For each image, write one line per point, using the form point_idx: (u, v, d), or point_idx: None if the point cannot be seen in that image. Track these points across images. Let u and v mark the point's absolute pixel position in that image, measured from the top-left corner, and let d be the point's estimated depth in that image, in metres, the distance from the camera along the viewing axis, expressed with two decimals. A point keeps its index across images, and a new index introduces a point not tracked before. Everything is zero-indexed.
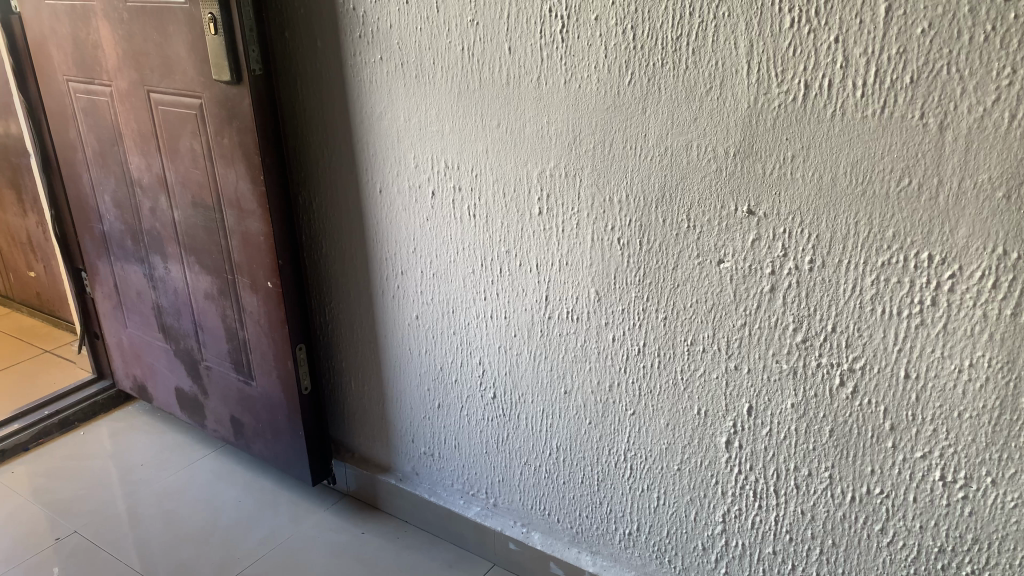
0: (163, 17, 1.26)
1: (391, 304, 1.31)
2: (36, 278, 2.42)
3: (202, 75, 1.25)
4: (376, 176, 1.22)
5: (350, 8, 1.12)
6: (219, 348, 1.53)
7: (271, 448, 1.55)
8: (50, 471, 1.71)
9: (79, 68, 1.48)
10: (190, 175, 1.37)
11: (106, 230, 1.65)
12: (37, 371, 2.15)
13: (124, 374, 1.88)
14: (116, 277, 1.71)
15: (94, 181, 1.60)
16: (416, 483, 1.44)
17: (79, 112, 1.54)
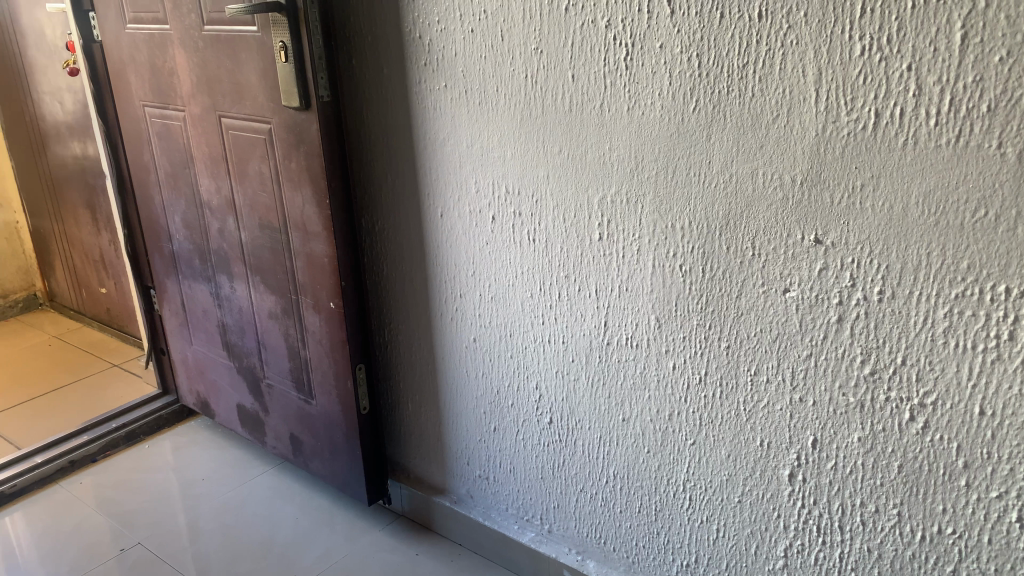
0: (236, 45, 1.30)
1: (449, 327, 1.32)
2: (107, 294, 2.51)
3: (271, 101, 1.29)
4: (437, 201, 1.23)
5: (416, 36, 1.15)
6: (281, 366, 1.56)
7: (328, 467, 1.56)
8: (117, 482, 1.76)
9: (155, 94, 1.54)
10: (257, 198, 1.41)
11: (175, 249, 1.70)
12: (106, 384, 2.22)
13: (188, 389, 1.93)
14: (183, 296, 1.76)
15: (165, 202, 1.66)
16: (471, 507, 1.44)
17: (154, 136, 1.60)
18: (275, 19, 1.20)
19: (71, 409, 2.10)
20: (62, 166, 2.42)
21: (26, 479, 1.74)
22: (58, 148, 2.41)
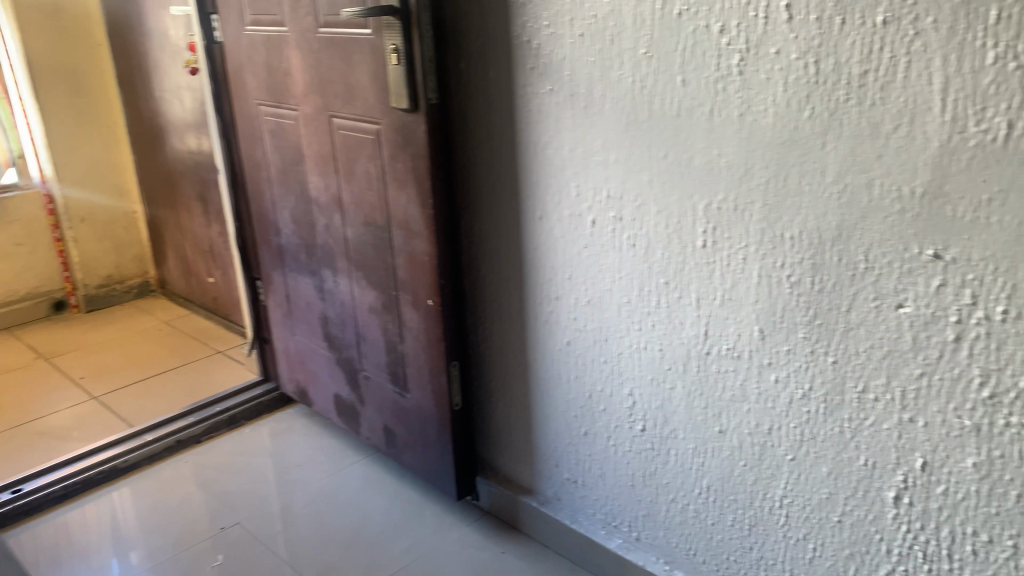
0: (350, 48, 1.35)
1: (544, 329, 1.33)
2: (215, 283, 2.63)
3: (381, 102, 1.32)
4: (537, 203, 1.24)
5: (525, 40, 1.16)
6: (378, 359, 1.60)
7: (419, 460, 1.60)
8: (218, 464, 1.84)
9: (270, 94, 1.60)
10: (363, 195, 1.46)
11: (283, 243, 1.77)
12: (211, 369, 2.33)
13: (287, 378, 2.00)
14: (288, 288, 1.83)
15: (275, 197, 1.73)
16: (559, 509, 1.45)
17: (267, 133, 1.67)
18: (388, 22, 1.24)
19: (179, 391, 2.21)
20: (179, 160, 2.55)
21: (136, 456, 1.84)
22: (176, 143, 2.54)
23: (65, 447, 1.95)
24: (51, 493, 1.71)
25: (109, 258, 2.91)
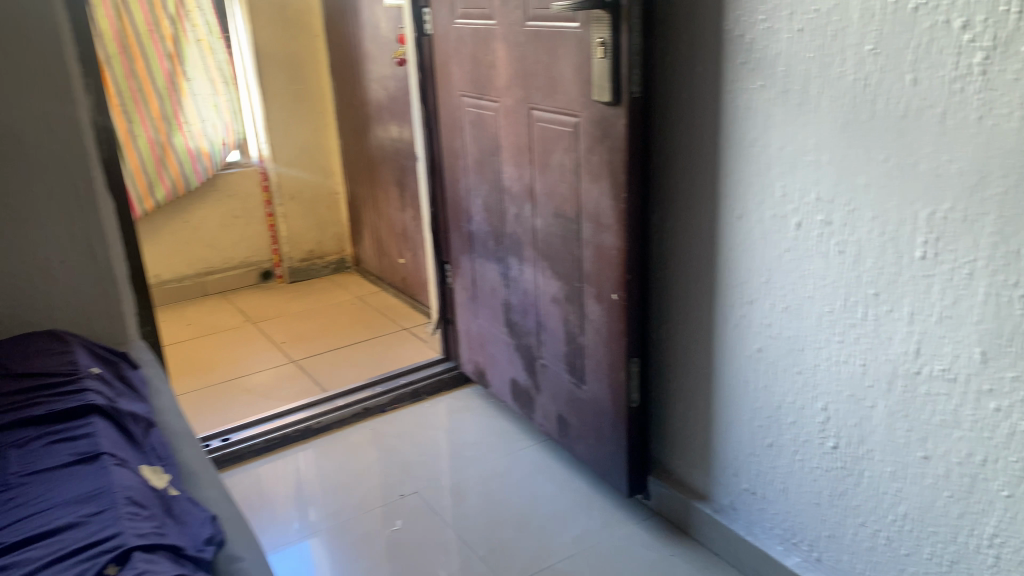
0: (556, 41, 1.37)
1: (733, 333, 1.29)
2: (405, 264, 2.77)
3: (582, 96, 1.34)
4: (737, 203, 1.21)
5: (737, 35, 1.13)
6: (558, 349, 1.62)
7: (592, 453, 1.61)
8: (400, 434, 1.94)
9: (473, 85, 1.66)
10: (556, 187, 1.48)
11: (473, 229, 1.83)
12: (397, 344, 2.45)
13: (467, 359, 2.07)
14: (475, 272, 1.89)
15: (469, 184, 1.79)
16: (733, 518, 1.41)
17: (467, 123, 1.73)
18: (597, 16, 1.25)
19: (367, 362, 2.35)
20: (380, 146, 2.70)
21: (328, 419, 1.98)
22: (378, 130, 2.69)
23: (267, 404, 2.14)
24: (254, 446, 1.88)
25: (312, 234, 3.14)
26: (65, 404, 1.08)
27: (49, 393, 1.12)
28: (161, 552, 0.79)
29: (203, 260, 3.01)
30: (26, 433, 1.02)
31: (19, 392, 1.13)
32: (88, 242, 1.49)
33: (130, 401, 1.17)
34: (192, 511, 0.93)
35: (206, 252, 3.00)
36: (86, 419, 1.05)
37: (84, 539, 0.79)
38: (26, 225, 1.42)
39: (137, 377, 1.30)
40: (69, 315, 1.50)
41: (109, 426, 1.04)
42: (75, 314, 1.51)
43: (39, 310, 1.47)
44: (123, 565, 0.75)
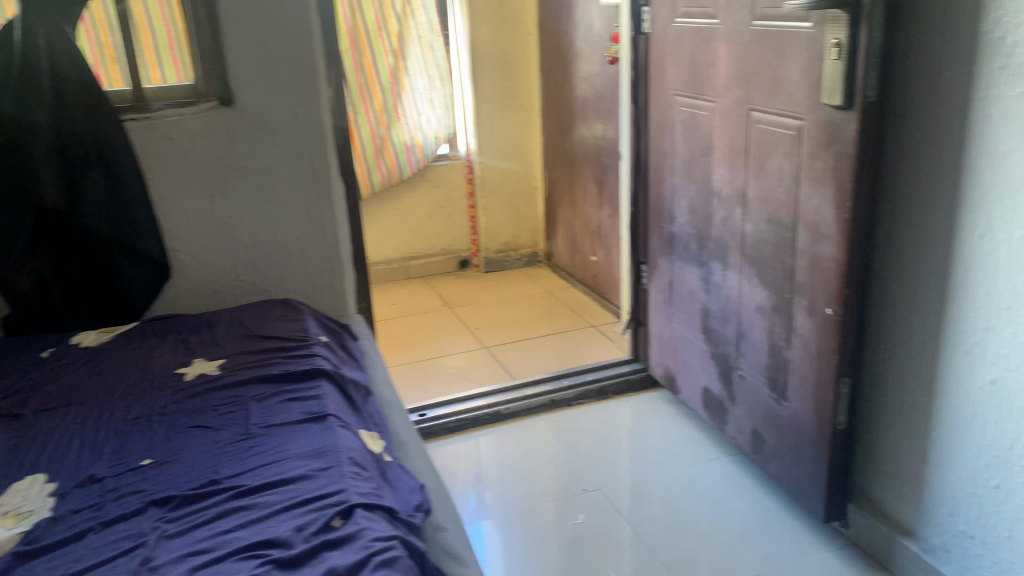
0: (785, 41, 1.32)
1: (963, 360, 1.19)
2: (598, 262, 2.78)
3: (809, 98, 1.28)
4: (980, 220, 1.11)
5: (998, 36, 1.04)
6: (758, 360, 1.57)
7: (787, 471, 1.54)
8: (586, 429, 1.96)
9: (689, 84, 1.64)
10: (771, 192, 1.43)
11: (676, 230, 1.81)
12: (585, 340, 2.47)
13: (658, 361, 2.05)
14: (674, 274, 1.87)
15: (676, 185, 1.77)
16: (944, 561, 1.30)
17: (679, 123, 1.71)
18: (835, 15, 1.19)
19: (556, 355, 2.39)
20: (583, 143, 2.73)
21: (517, 406, 2.04)
22: (583, 127, 2.72)
23: (459, 386, 2.23)
24: (447, 424, 1.98)
25: (508, 227, 3.23)
26: (298, 367, 1.19)
27: (284, 356, 1.24)
28: (379, 512, 0.85)
29: (407, 244, 3.20)
30: (264, 390, 1.14)
31: (260, 353, 1.26)
32: (319, 222, 1.62)
33: (350, 370, 1.27)
34: (404, 478, 0.99)
35: (411, 237, 3.19)
36: (315, 382, 1.15)
37: (315, 491, 0.87)
38: (271, 204, 1.58)
39: (355, 348, 1.41)
40: (298, 287, 1.65)
41: (334, 391, 1.14)
42: (304, 287, 1.66)
43: (275, 281, 1.63)
44: (347, 519, 0.82)
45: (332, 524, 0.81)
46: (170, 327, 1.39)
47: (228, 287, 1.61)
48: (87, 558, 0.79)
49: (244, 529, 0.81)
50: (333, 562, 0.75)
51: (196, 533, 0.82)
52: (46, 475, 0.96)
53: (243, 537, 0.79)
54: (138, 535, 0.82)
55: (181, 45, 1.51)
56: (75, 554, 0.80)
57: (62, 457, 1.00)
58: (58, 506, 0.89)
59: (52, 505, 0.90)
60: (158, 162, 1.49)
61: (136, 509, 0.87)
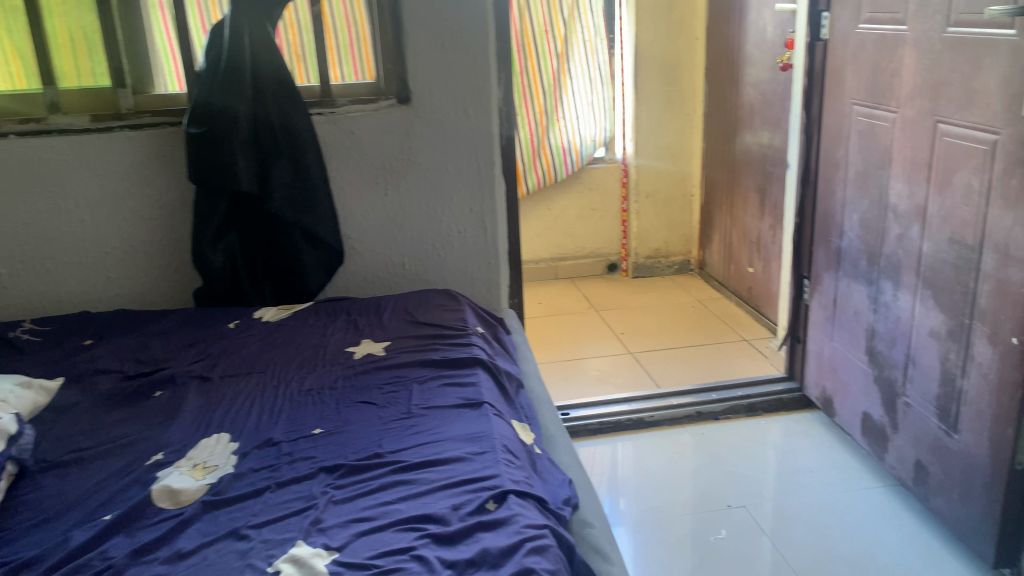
0: (983, 49, 1.25)
1: None
2: (753, 274, 2.70)
3: (1008, 110, 1.20)
4: None
5: None
6: (927, 388, 1.48)
7: (953, 509, 1.44)
8: (731, 444, 1.91)
9: (869, 93, 1.57)
10: (956, 211, 1.34)
11: (843, 245, 1.73)
12: (734, 353, 2.41)
13: (814, 382, 1.97)
14: (838, 291, 1.79)
15: (847, 199, 1.69)
16: None
17: (854, 133, 1.64)
18: None
19: (703, 366, 2.34)
20: (746, 152, 2.67)
21: (661, 415, 2.02)
22: (747, 135, 2.65)
23: (603, 389, 2.23)
24: (588, 425, 1.99)
25: (661, 233, 3.20)
26: (456, 355, 1.23)
27: (443, 343, 1.29)
28: (531, 500, 0.87)
29: (558, 246, 3.23)
30: (425, 373, 1.19)
31: (421, 340, 1.32)
32: (481, 218, 1.67)
33: (504, 362, 1.30)
34: (554, 472, 1.01)
35: (561, 238, 3.22)
36: (471, 370, 1.19)
37: (470, 473, 0.90)
38: (437, 198, 1.65)
39: (508, 342, 1.44)
40: (457, 279, 1.71)
41: (489, 380, 1.17)
42: (462, 279, 1.71)
43: (436, 273, 1.70)
44: (501, 504, 0.84)
45: (486, 507, 0.83)
46: (340, 309, 1.48)
47: (393, 275, 1.69)
48: (264, 513, 0.86)
49: (404, 503, 0.85)
50: (487, 543, 0.77)
51: (361, 501, 0.87)
52: (229, 435, 1.05)
53: (403, 510, 0.84)
54: (309, 497, 0.88)
55: (363, 48, 1.63)
56: (254, 509, 0.87)
57: (244, 420, 1.09)
58: (240, 463, 0.97)
59: (234, 462, 0.98)
60: (338, 154, 1.59)
61: (307, 474, 0.93)
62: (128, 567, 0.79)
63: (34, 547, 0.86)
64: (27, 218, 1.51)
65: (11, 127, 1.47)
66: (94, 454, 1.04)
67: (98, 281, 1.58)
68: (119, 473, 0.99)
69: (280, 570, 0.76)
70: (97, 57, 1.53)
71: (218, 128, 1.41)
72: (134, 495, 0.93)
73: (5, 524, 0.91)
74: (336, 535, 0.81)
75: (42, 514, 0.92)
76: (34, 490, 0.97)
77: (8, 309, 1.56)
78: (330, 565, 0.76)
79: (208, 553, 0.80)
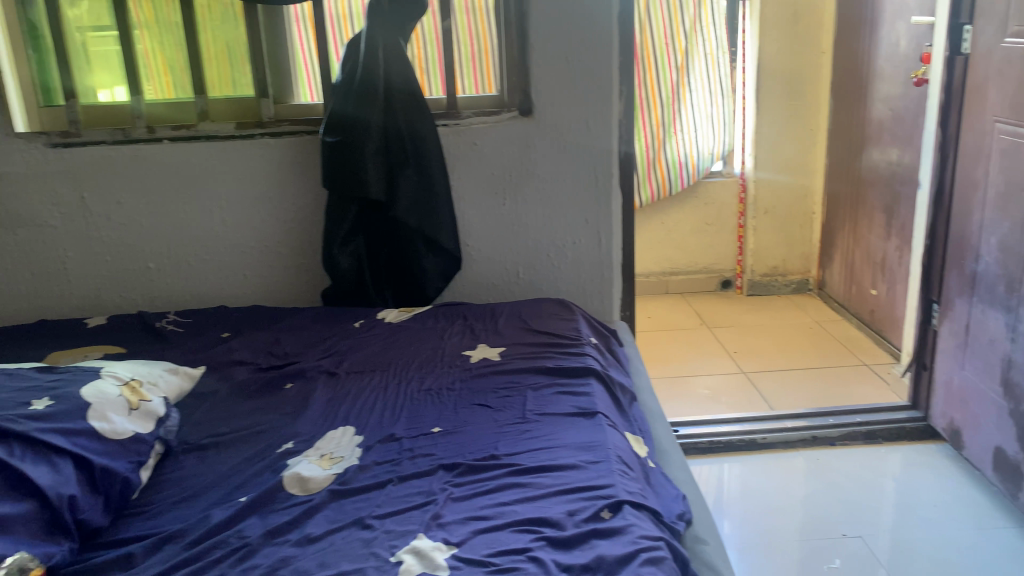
0: None
1: None
2: (877, 296, 2.60)
3: None
4: None
5: None
6: None
7: None
8: (847, 471, 1.84)
9: (1013, 110, 1.49)
10: None
11: (979, 269, 1.65)
12: (853, 377, 2.32)
13: (941, 412, 1.88)
14: (971, 318, 1.70)
15: (984, 221, 1.61)
16: None
17: (995, 152, 1.56)
18: None
19: (820, 389, 2.26)
20: (874, 169, 2.57)
21: (774, 437, 1.97)
22: (875, 152, 2.56)
23: (713, 406, 2.20)
24: (698, 444, 1.97)
25: (778, 251, 3.12)
26: (571, 363, 1.25)
27: (558, 352, 1.31)
28: (646, 512, 0.87)
29: (670, 259, 3.22)
30: (539, 380, 1.21)
31: (536, 347, 1.34)
32: (597, 230, 1.68)
33: (617, 373, 1.31)
34: (667, 486, 1.01)
35: (674, 252, 3.21)
36: (585, 380, 1.20)
37: (585, 481, 0.91)
38: (554, 209, 1.67)
39: (621, 353, 1.45)
40: (570, 289, 1.72)
41: (603, 390, 1.18)
42: (576, 290, 1.73)
43: (551, 283, 1.72)
44: (616, 513, 0.85)
45: (601, 515, 0.84)
46: (458, 314, 1.53)
47: (507, 283, 1.72)
48: (387, 505, 0.90)
49: (520, 505, 0.87)
50: (602, 550, 0.78)
51: (479, 500, 0.90)
52: (354, 429, 1.10)
53: (519, 512, 0.86)
54: (429, 493, 0.92)
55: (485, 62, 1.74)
56: (378, 500, 0.92)
57: (368, 416, 1.14)
58: (364, 456, 1.02)
59: (359, 454, 1.03)
60: (461, 163, 1.64)
61: (428, 470, 0.97)
62: (262, 546, 0.85)
63: (177, 522, 0.93)
64: (176, 218, 1.63)
65: (165, 133, 1.58)
66: (231, 439, 1.11)
67: (235, 279, 1.68)
68: (254, 458, 1.06)
69: (402, 560, 0.79)
70: (241, 68, 1.65)
71: (351, 137, 1.48)
72: (267, 480, 0.99)
73: (153, 499, 0.98)
74: (455, 531, 0.83)
75: (185, 492, 0.99)
76: (178, 469, 1.05)
77: (155, 301, 1.68)
78: (450, 559, 0.78)
79: (335, 539, 0.85)
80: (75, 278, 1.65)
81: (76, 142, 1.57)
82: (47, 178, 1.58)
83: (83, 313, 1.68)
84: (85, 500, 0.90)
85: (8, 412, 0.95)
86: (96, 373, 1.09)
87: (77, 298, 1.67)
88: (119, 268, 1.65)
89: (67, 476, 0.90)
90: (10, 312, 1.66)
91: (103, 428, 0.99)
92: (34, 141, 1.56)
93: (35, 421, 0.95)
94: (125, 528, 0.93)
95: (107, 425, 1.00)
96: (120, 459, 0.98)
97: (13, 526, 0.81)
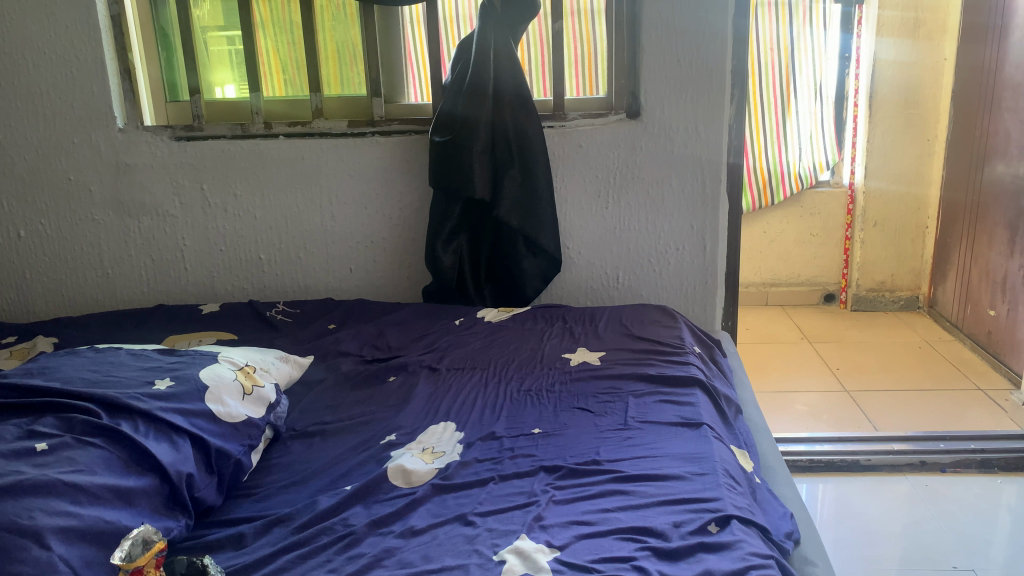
0: None
1: None
2: (995, 317, 2.46)
3: None
4: None
5: None
6: None
7: None
8: (957, 500, 1.73)
9: None
10: None
11: None
12: (968, 402, 2.19)
13: None
14: None
15: None
16: None
17: None
18: None
19: (931, 412, 2.15)
20: (998, 183, 2.43)
21: (878, 460, 1.88)
22: (1000, 165, 2.42)
23: (813, 424, 2.12)
24: (797, 461, 1.90)
25: (887, 265, 3.00)
26: (674, 372, 1.22)
27: (660, 359, 1.28)
28: (755, 528, 0.84)
29: (771, 270, 3.17)
30: (642, 387, 1.19)
31: (637, 353, 1.32)
32: (702, 235, 1.65)
33: (721, 384, 1.27)
34: (774, 504, 0.98)
35: (776, 263, 3.15)
36: (690, 390, 1.17)
37: (690, 493, 0.89)
38: (658, 214, 1.64)
39: (724, 365, 1.41)
40: (672, 297, 1.69)
41: (707, 401, 1.15)
42: (676, 297, 1.69)
43: (650, 290, 1.70)
44: (723, 528, 0.82)
45: (708, 529, 0.82)
46: (558, 316, 1.52)
47: (606, 288, 1.71)
48: (489, 503, 0.91)
49: (624, 512, 0.86)
50: (710, 565, 0.76)
51: (581, 505, 0.89)
52: (455, 425, 1.12)
53: (623, 519, 0.85)
54: (531, 494, 0.92)
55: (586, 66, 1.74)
56: (479, 497, 0.92)
57: (468, 413, 1.15)
58: (465, 452, 1.03)
59: (460, 450, 1.04)
60: (565, 165, 1.63)
61: (528, 471, 0.97)
62: (366, 536, 0.86)
63: (286, 506, 0.95)
64: (287, 211, 1.68)
65: (281, 129, 1.64)
66: (336, 428, 1.13)
67: (341, 272, 1.73)
68: (357, 448, 1.08)
69: (505, 559, 0.79)
70: (350, 69, 1.68)
71: (459, 136, 1.50)
72: (370, 470, 1.01)
73: (262, 482, 1.01)
74: (557, 534, 0.83)
75: (293, 476, 1.02)
76: (286, 455, 1.08)
77: (265, 291, 1.75)
78: (552, 562, 0.78)
79: (438, 534, 0.85)
80: (190, 265, 1.73)
81: (198, 135, 1.65)
82: (170, 169, 1.66)
83: (197, 298, 1.76)
84: (201, 479, 0.94)
85: (133, 390, 1.00)
86: (213, 357, 1.14)
87: (192, 285, 1.75)
88: (231, 257, 1.72)
89: (185, 454, 0.94)
90: (131, 295, 1.75)
91: (219, 410, 1.03)
92: (160, 134, 1.64)
93: (157, 400, 0.99)
94: (235, 509, 0.96)
95: (222, 408, 1.04)
96: (234, 441, 1.01)
97: (136, 499, 0.85)
